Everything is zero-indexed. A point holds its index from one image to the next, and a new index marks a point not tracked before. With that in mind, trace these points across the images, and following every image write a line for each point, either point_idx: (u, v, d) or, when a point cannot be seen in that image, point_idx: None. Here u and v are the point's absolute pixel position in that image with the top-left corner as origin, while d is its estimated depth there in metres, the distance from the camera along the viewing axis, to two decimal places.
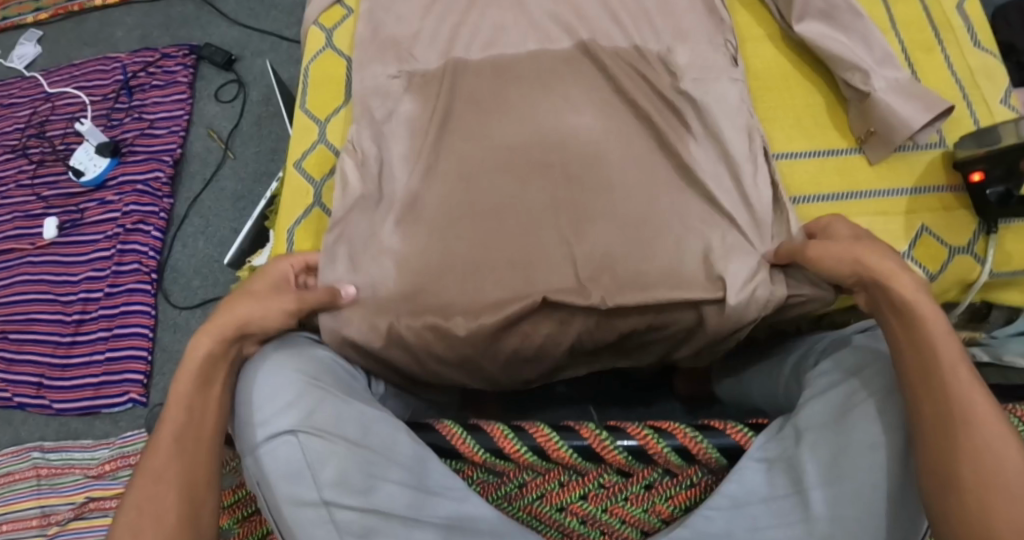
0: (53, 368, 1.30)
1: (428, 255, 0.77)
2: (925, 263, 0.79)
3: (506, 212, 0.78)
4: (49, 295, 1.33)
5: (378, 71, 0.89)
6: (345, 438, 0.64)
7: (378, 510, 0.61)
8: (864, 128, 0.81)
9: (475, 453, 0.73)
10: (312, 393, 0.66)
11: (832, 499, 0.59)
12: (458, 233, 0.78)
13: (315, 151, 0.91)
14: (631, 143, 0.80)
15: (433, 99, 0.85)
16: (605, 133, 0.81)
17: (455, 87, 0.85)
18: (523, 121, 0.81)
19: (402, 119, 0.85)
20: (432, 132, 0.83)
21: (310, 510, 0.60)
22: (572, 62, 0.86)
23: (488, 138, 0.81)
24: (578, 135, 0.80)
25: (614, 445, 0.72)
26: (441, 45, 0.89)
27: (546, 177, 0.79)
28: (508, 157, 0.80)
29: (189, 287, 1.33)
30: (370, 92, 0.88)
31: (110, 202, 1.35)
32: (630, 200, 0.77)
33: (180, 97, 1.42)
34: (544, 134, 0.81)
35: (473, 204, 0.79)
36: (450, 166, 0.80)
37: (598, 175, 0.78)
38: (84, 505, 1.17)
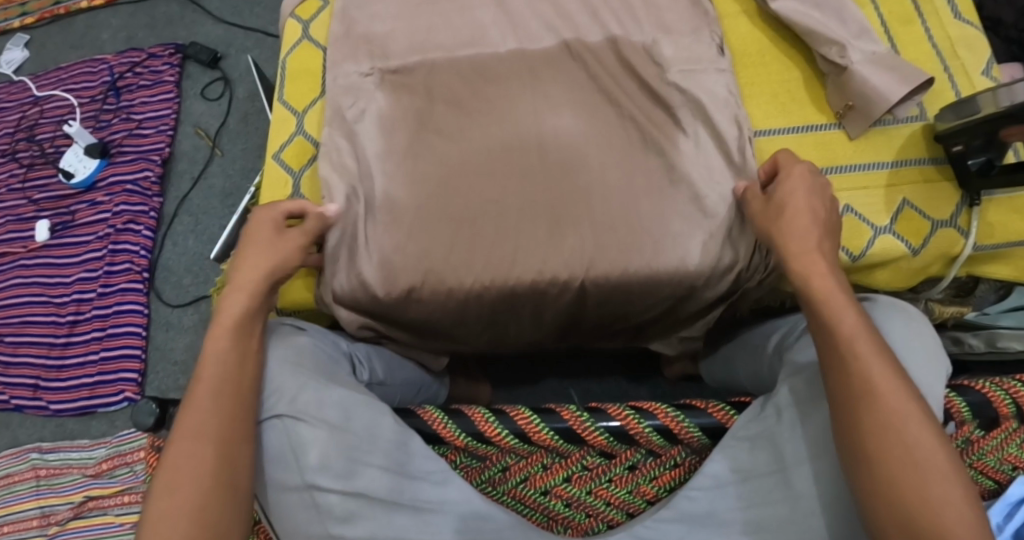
0: (48, 370, 1.31)
1: (409, 260, 0.78)
2: (908, 237, 0.78)
3: (485, 216, 0.78)
4: (43, 297, 1.34)
5: (349, 69, 0.87)
6: (326, 422, 0.64)
7: (359, 493, 0.62)
8: (843, 102, 0.81)
9: (456, 437, 0.73)
10: (296, 378, 0.66)
11: (817, 476, 0.61)
12: (435, 238, 0.78)
13: (292, 143, 0.91)
14: (612, 142, 0.79)
15: (408, 97, 0.84)
16: (587, 137, 0.80)
17: (432, 84, 0.84)
18: (497, 123, 0.81)
19: (374, 117, 0.83)
20: (406, 131, 0.82)
21: (296, 493, 0.63)
22: (555, 61, 0.84)
23: (466, 140, 0.80)
24: (558, 136, 0.80)
25: (595, 427, 0.72)
26: (416, 39, 0.87)
27: (523, 175, 0.78)
28: (484, 156, 0.79)
29: (180, 285, 1.33)
30: (341, 91, 0.86)
31: (100, 203, 1.36)
32: (608, 201, 0.77)
33: (167, 96, 1.42)
34: (520, 132, 0.80)
35: (452, 209, 0.78)
36: (428, 167, 0.80)
37: (578, 177, 0.78)
38: (83, 504, 1.19)
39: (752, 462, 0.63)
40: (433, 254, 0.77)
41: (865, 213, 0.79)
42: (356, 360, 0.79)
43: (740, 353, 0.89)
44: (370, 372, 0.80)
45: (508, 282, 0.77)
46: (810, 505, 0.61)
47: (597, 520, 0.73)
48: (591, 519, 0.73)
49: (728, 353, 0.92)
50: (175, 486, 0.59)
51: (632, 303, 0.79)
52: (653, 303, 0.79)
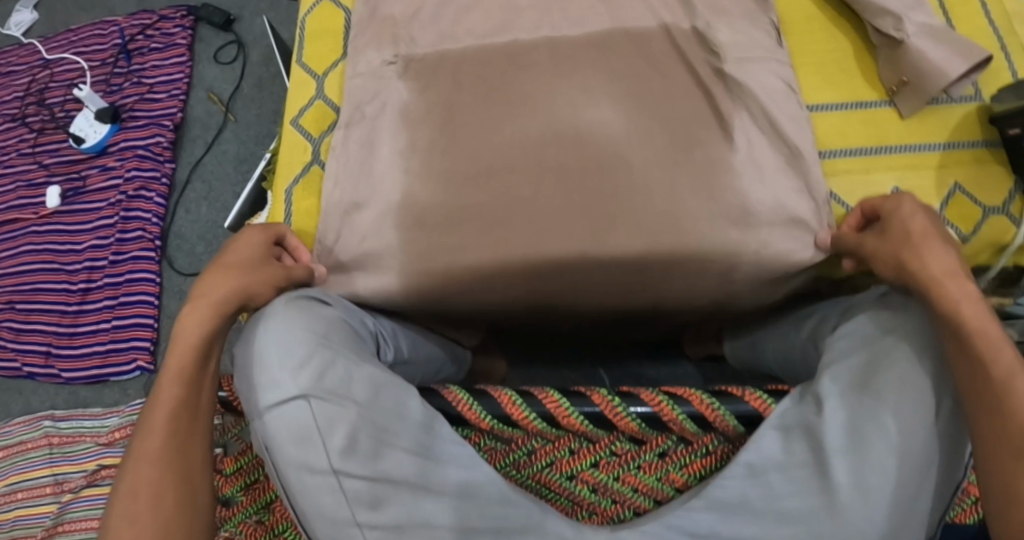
0: (61, 337, 1.30)
1: (436, 248, 0.77)
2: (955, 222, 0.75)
3: (518, 218, 0.76)
4: (55, 265, 1.32)
5: (371, 56, 0.86)
6: (355, 401, 0.63)
7: (386, 477, 0.60)
8: (896, 77, 0.77)
9: (482, 419, 0.74)
10: (324, 354, 0.64)
11: (855, 466, 0.57)
12: (460, 237, 0.77)
13: (313, 106, 0.88)
14: (656, 142, 0.76)
15: (435, 88, 0.82)
16: (628, 134, 0.77)
17: (458, 77, 0.82)
18: (531, 115, 0.79)
19: (395, 110, 0.82)
20: (431, 125, 0.81)
21: (320, 477, 0.60)
22: (589, 47, 0.82)
23: (501, 134, 0.78)
24: (597, 131, 0.77)
25: (626, 412, 0.72)
26: (443, 28, 0.86)
27: (558, 173, 0.76)
28: (520, 152, 0.77)
29: (194, 253, 1.30)
30: (364, 81, 0.85)
31: (111, 168, 1.32)
32: (653, 204, 0.74)
33: (179, 60, 1.37)
34: (559, 120, 0.78)
35: (488, 206, 0.77)
36: (460, 165, 0.78)
37: (619, 180, 0.75)
38: (97, 472, 1.19)
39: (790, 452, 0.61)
40: (462, 237, 0.77)
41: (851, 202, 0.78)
42: (381, 338, 0.80)
43: (769, 336, 0.89)
44: (395, 351, 0.81)
45: (540, 266, 0.76)
46: (859, 500, 0.56)
47: (625, 507, 0.71)
48: (617, 506, 0.71)
49: (756, 337, 0.92)
50: (161, 497, 0.58)
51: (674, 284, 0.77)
52: (683, 279, 0.77)
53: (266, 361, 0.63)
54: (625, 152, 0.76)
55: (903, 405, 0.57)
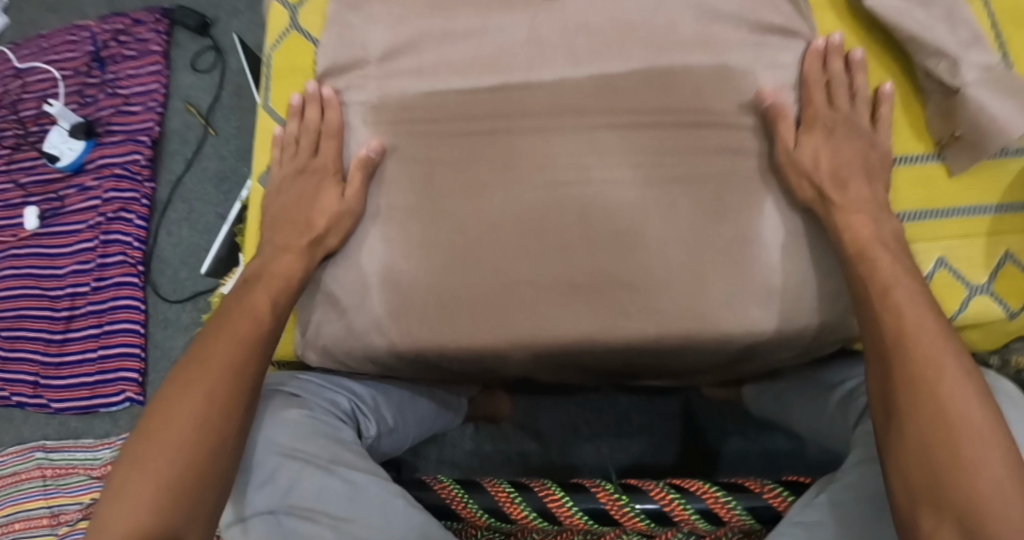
0: (48, 367, 1.25)
1: (425, 331, 0.71)
2: (938, 307, 0.68)
3: (511, 299, 0.69)
4: (37, 290, 1.26)
5: (338, 99, 0.78)
6: (326, 515, 0.61)
7: None
8: (948, 131, 0.68)
9: (476, 516, 0.68)
10: (289, 467, 0.63)
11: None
12: (454, 315, 0.70)
13: (281, 162, 0.79)
14: (669, 212, 0.69)
15: (415, 146, 0.74)
16: (639, 203, 0.69)
17: (439, 133, 0.74)
18: (527, 181, 0.71)
19: (362, 167, 0.74)
20: (414, 189, 0.73)
21: None
22: (601, 91, 0.72)
23: (490, 201, 0.71)
24: (604, 202, 0.70)
25: (632, 509, 0.67)
26: (426, 63, 0.76)
27: (559, 251, 0.69)
28: (512, 222, 0.70)
29: (177, 279, 1.24)
30: (329, 130, 0.77)
31: (89, 188, 1.25)
32: (672, 292, 0.68)
33: (155, 69, 1.28)
34: (557, 187, 0.71)
35: (477, 289, 0.70)
36: (447, 237, 0.71)
37: (629, 262, 0.68)
38: (91, 506, 1.18)
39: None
40: (451, 322, 0.70)
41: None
42: (359, 412, 0.74)
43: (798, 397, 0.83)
44: (378, 423, 0.75)
45: (539, 352, 0.70)
46: None
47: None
48: None
49: (784, 398, 0.86)
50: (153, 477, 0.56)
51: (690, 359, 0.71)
52: (690, 357, 0.70)
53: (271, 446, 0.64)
54: (631, 225, 0.69)
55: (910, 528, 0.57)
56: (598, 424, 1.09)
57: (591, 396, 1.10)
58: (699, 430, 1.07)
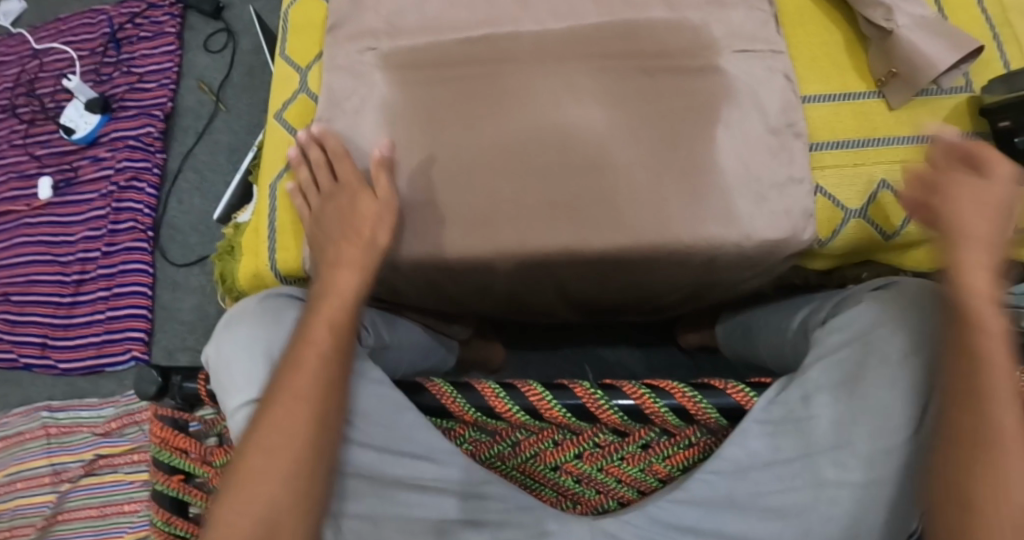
0: (56, 329, 1.31)
1: (421, 244, 0.79)
2: (880, 223, 0.78)
3: (500, 214, 0.78)
4: (48, 256, 1.33)
5: (349, 49, 0.86)
6: None
7: (360, 472, 0.65)
8: (886, 69, 0.78)
9: (465, 411, 0.75)
10: (274, 356, 0.67)
11: (836, 463, 0.65)
12: (445, 229, 0.79)
13: (296, 101, 0.90)
14: (639, 138, 0.77)
15: (414, 85, 0.83)
16: (610, 130, 0.78)
17: (438, 75, 0.83)
18: (515, 113, 0.80)
19: (375, 105, 0.83)
20: (415, 120, 0.81)
21: None
22: (582, 40, 0.82)
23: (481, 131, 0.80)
24: (582, 131, 0.78)
25: (609, 405, 0.74)
26: (428, 17, 0.86)
27: (542, 173, 0.78)
28: (501, 149, 0.79)
29: (186, 245, 1.33)
30: (342, 74, 0.86)
31: (102, 159, 1.34)
32: (642, 209, 0.76)
33: (169, 49, 1.38)
34: (541, 120, 0.79)
35: (467, 207, 0.79)
36: (442, 162, 0.80)
37: (602, 182, 0.77)
38: (94, 462, 1.23)
39: (775, 442, 0.67)
40: (447, 234, 0.79)
41: (838, 197, 0.78)
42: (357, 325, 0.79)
43: (761, 326, 0.91)
44: (377, 338, 0.81)
45: (525, 261, 0.78)
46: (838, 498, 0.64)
47: (607, 497, 0.77)
48: (601, 496, 0.77)
49: (752, 328, 0.93)
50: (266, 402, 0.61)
51: (663, 270, 0.79)
52: (661, 267, 0.78)
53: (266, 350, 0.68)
54: (607, 150, 0.77)
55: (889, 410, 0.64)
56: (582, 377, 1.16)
57: (575, 350, 1.17)
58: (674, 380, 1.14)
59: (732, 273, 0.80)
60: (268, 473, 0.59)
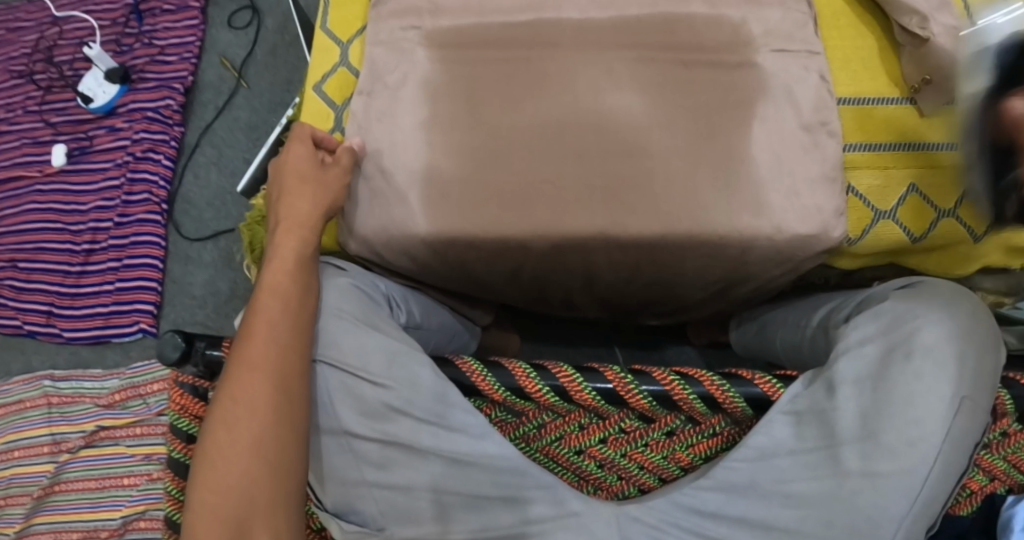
0: (62, 297, 1.30)
1: (455, 222, 0.80)
2: (910, 227, 0.81)
3: (536, 196, 0.79)
4: (58, 224, 1.32)
5: (393, 25, 0.88)
6: (362, 370, 0.68)
7: (395, 441, 0.67)
8: (920, 77, 0.78)
9: (495, 390, 0.76)
10: (331, 323, 0.70)
11: (864, 454, 0.63)
12: (480, 208, 0.80)
13: (336, 73, 0.93)
14: (676, 127, 0.79)
15: (455, 65, 0.85)
16: (649, 118, 0.80)
17: (477, 56, 0.85)
18: (555, 96, 0.82)
19: (416, 81, 0.85)
20: (454, 100, 0.83)
21: (333, 438, 0.68)
22: (622, 29, 0.83)
23: (521, 111, 0.82)
24: (621, 116, 0.80)
25: (638, 390, 0.75)
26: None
27: (579, 157, 0.80)
28: (538, 132, 0.81)
29: (200, 219, 1.32)
30: (382, 50, 0.88)
31: (119, 130, 1.34)
32: (675, 195, 0.78)
33: (192, 23, 1.39)
34: (580, 106, 0.81)
35: (503, 188, 0.80)
36: (481, 142, 0.81)
37: (638, 167, 0.79)
38: (96, 433, 1.23)
39: (801, 433, 0.66)
40: (483, 212, 0.80)
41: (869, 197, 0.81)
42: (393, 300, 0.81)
43: (778, 322, 0.92)
44: (408, 315, 0.83)
45: (559, 243, 0.79)
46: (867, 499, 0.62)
47: (629, 483, 0.78)
48: (622, 481, 0.79)
49: (768, 326, 0.94)
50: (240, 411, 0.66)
51: (696, 260, 0.81)
52: (693, 258, 0.80)
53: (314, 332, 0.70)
54: (649, 139, 0.79)
55: (917, 406, 0.62)
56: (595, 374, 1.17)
57: (586, 343, 1.19)
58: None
59: (761, 269, 0.81)
60: (236, 457, 0.65)
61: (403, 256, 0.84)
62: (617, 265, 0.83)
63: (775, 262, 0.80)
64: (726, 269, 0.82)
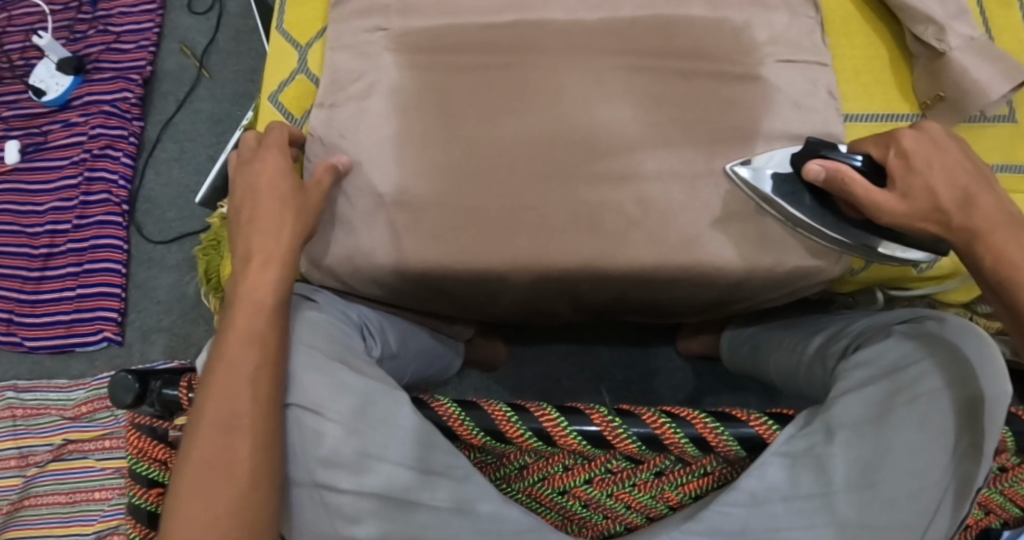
0: (22, 304, 1.23)
1: (429, 256, 0.75)
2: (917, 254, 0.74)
3: (519, 223, 0.74)
4: (14, 227, 1.25)
5: (357, 27, 0.80)
6: (339, 412, 0.60)
7: (373, 492, 0.59)
8: (932, 92, 0.74)
9: (472, 434, 0.70)
10: (305, 361, 0.63)
11: (861, 503, 0.56)
12: (457, 238, 0.74)
13: (295, 81, 0.84)
14: (673, 147, 0.74)
15: (425, 74, 0.77)
16: (642, 137, 0.74)
17: (451, 64, 0.77)
18: (538, 111, 0.75)
19: (385, 91, 0.77)
20: (425, 113, 0.76)
21: (307, 490, 0.60)
22: (613, 33, 0.77)
23: (499, 129, 0.75)
24: (610, 132, 0.74)
25: (626, 433, 0.69)
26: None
27: (564, 179, 0.74)
28: (518, 151, 0.74)
29: (164, 220, 1.25)
30: (347, 54, 0.80)
31: (74, 124, 1.25)
32: (665, 225, 0.73)
33: (149, 8, 1.31)
34: (563, 120, 0.75)
35: (481, 216, 0.74)
36: (456, 160, 0.75)
37: (626, 191, 0.74)
38: (63, 446, 1.18)
39: (795, 479, 0.58)
40: (462, 238, 0.74)
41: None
42: (367, 330, 0.75)
43: (773, 345, 0.87)
44: (382, 346, 0.76)
45: (543, 275, 0.74)
46: None
47: (616, 522, 0.73)
48: (608, 521, 0.73)
49: (763, 346, 0.89)
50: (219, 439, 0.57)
51: (689, 290, 0.76)
52: (684, 288, 0.75)
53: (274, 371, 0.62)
54: (636, 159, 0.74)
55: (921, 450, 0.56)
56: (579, 382, 1.13)
57: (571, 349, 1.14)
58: (676, 386, 1.12)
59: (759, 294, 0.77)
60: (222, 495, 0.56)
61: (378, 287, 0.78)
62: (606, 293, 0.77)
63: (767, 289, 0.76)
64: (718, 296, 0.77)
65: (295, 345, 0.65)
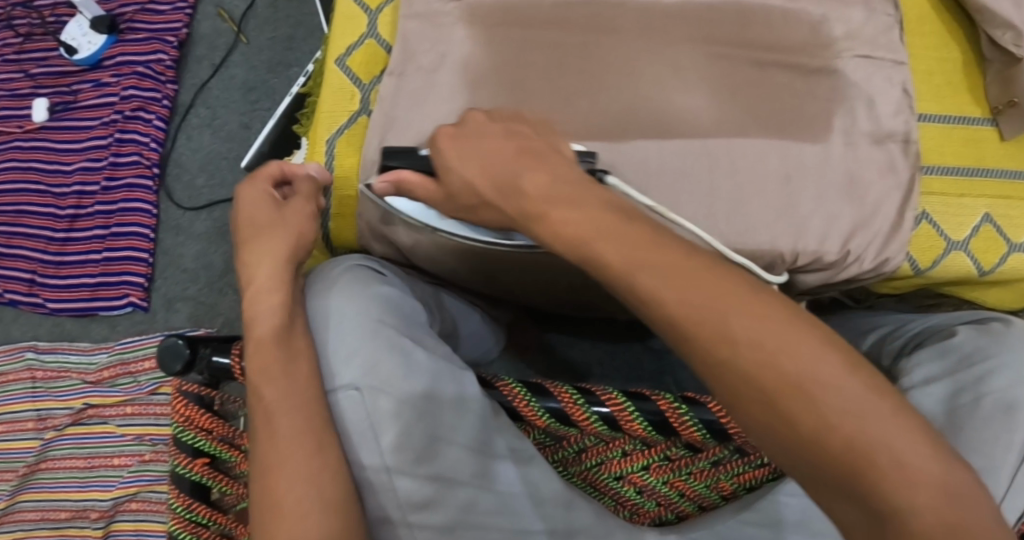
0: (45, 265, 1.21)
1: None
2: (981, 257, 0.75)
3: None
4: (40, 185, 1.23)
5: None
6: (410, 394, 0.58)
7: (443, 477, 0.57)
8: (1005, 98, 0.75)
9: (538, 417, 0.66)
10: (374, 338, 0.59)
11: None
12: None
13: (363, 46, 0.83)
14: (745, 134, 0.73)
15: (501, 46, 0.76)
16: (716, 124, 0.73)
17: (526, 38, 0.76)
18: (613, 92, 0.74)
19: (455, 64, 0.76)
20: (497, 88, 0.75)
21: (371, 474, 0.57)
22: (688, 16, 0.76)
23: (573, 107, 0.74)
24: (687, 119, 0.74)
25: (692, 421, 0.65)
26: None
27: None
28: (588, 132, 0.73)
29: (194, 186, 1.23)
30: (419, 24, 0.78)
31: (106, 84, 1.23)
32: None
33: None
34: (638, 101, 0.74)
35: None
36: None
37: None
38: (83, 411, 1.15)
39: None
40: None
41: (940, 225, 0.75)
42: (430, 306, 0.75)
43: None
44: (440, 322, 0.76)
45: None
46: None
47: (668, 510, 0.69)
48: (661, 508, 0.69)
49: None
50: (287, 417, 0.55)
51: None
52: None
53: (339, 346, 0.59)
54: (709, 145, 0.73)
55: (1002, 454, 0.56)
56: (613, 368, 1.13)
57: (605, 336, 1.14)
58: None
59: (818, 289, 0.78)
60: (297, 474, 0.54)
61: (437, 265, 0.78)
62: None
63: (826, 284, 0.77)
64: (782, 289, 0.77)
65: (358, 319, 0.60)
